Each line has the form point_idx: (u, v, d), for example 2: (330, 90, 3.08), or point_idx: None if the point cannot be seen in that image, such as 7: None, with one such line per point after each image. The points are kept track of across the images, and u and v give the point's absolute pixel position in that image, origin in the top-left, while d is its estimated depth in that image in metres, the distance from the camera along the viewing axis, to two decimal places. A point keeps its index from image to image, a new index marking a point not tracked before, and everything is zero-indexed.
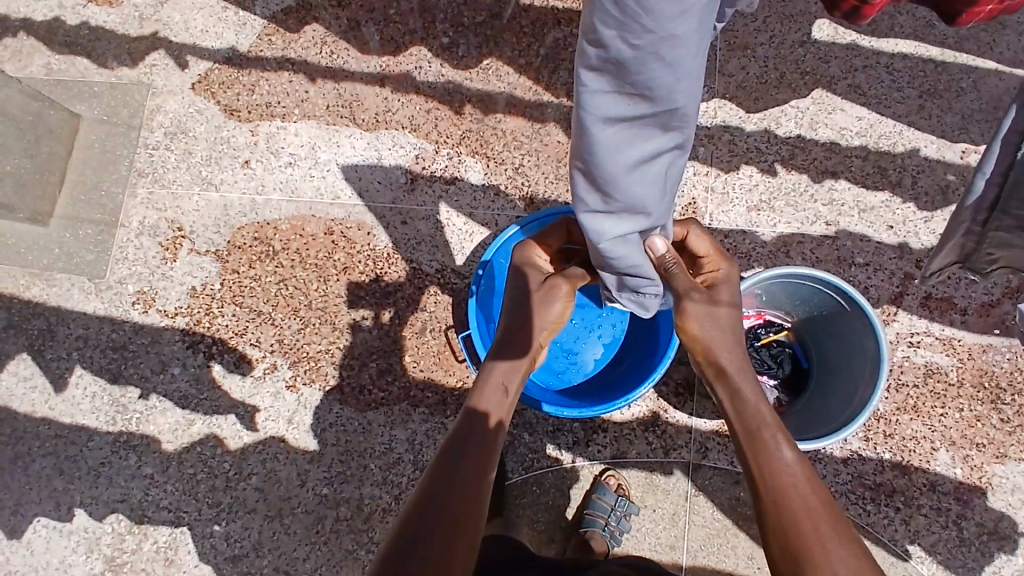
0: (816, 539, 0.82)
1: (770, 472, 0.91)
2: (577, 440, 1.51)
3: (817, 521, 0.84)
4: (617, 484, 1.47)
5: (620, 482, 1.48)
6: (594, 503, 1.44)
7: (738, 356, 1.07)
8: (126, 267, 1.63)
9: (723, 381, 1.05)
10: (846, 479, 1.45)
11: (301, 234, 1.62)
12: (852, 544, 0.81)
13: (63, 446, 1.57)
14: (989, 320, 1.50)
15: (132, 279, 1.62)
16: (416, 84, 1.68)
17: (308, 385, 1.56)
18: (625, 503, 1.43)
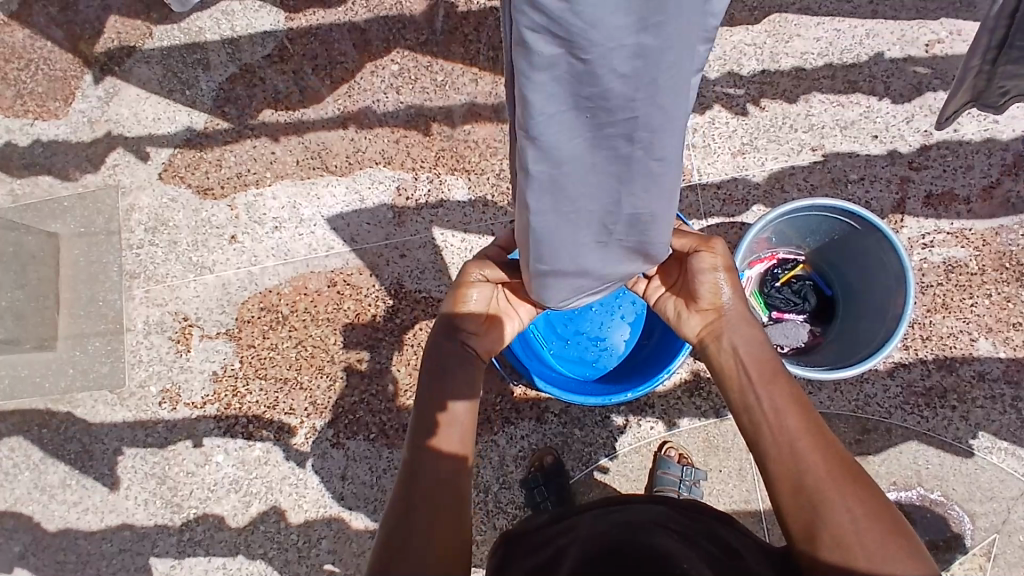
0: (823, 504, 0.83)
1: (781, 440, 0.91)
2: (627, 422, 1.51)
3: (834, 484, 0.84)
4: (678, 455, 1.47)
5: (681, 452, 1.48)
6: (662, 479, 1.43)
7: (736, 316, 1.03)
8: (143, 369, 1.59)
9: (723, 343, 1.03)
10: (897, 392, 1.46)
11: (305, 293, 1.60)
12: (857, 504, 0.82)
13: (131, 559, 1.56)
14: (994, 201, 1.50)
15: (154, 380, 1.59)
16: (378, 118, 1.67)
17: (352, 438, 1.53)
18: (692, 471, 1.44)
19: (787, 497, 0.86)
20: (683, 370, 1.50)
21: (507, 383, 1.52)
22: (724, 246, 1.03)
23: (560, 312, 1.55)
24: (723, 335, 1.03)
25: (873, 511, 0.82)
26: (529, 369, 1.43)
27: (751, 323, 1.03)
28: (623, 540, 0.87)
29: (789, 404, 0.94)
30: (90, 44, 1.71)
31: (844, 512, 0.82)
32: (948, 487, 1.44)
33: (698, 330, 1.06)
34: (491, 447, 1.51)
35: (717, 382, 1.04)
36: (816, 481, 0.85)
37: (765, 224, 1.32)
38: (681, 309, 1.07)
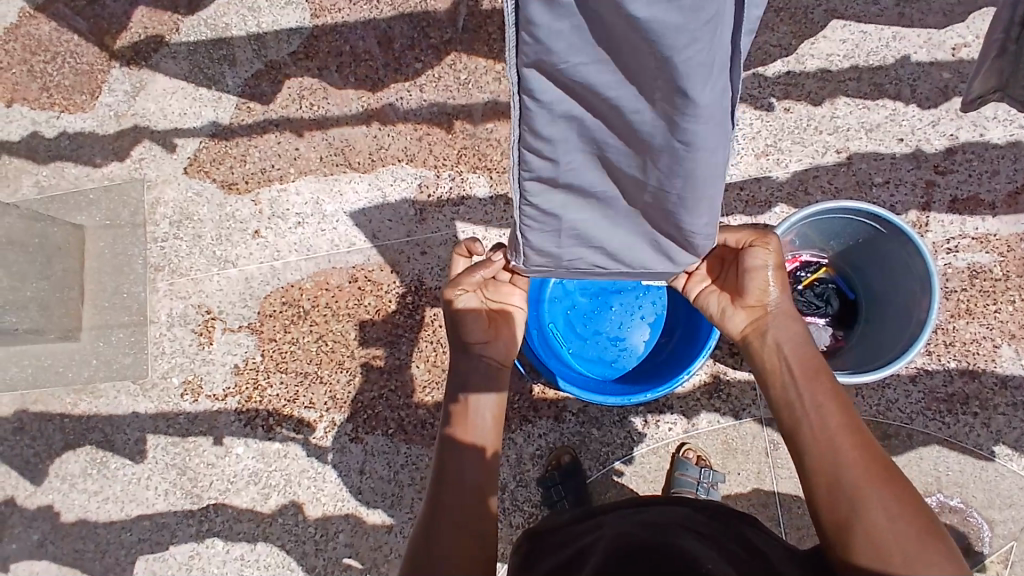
0: (860, 500, 0.86)
1: (819, 436, 0.93)
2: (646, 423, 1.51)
3: (870, 481, 0.87)
4: (697, 457, 1.47)
5: (699, 454, 1.48)
6: (680, 481, 1.43)
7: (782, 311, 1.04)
8: (166, 361, 1.62)
9: (766, 339, 1.04)
10: (919, 398, 1.45)
11: (327, 288, 1.61)
12: (893, 502, 0.85)
13: (150, 548, 1.58)
14: (1021, 207, 1.49)
15: (176, 371, 1.61)
16: (401, 114, 1.68)
17: (371, 433, 1.54)
18: (710, 474, 1.43)
19: (822, 491, 0.89)
20: (703, 372, 1.50)
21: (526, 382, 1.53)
22: (778, 242, 1.04)
23: (579, 312, 1.55)
24: (767, 331, 1.04)
25: (909, 509, 0.85)
26: (547, 368, 1.44)
27: (797, 320, 1.04)
28: (654, 537, 0.88)
29: (828, 402, 0.97)
30: (118, 38, 1.73)
31: (880, 509, 0.85)
32: (968, 494, 1.43)
33: (742, 325, 1.07)
34: (508, 445, 1.52)
35: (757, 379, 1.05)
36: (851, 479, 0.88)
37: (788, 227, 1.32)
38: (726, 304, 1.08)
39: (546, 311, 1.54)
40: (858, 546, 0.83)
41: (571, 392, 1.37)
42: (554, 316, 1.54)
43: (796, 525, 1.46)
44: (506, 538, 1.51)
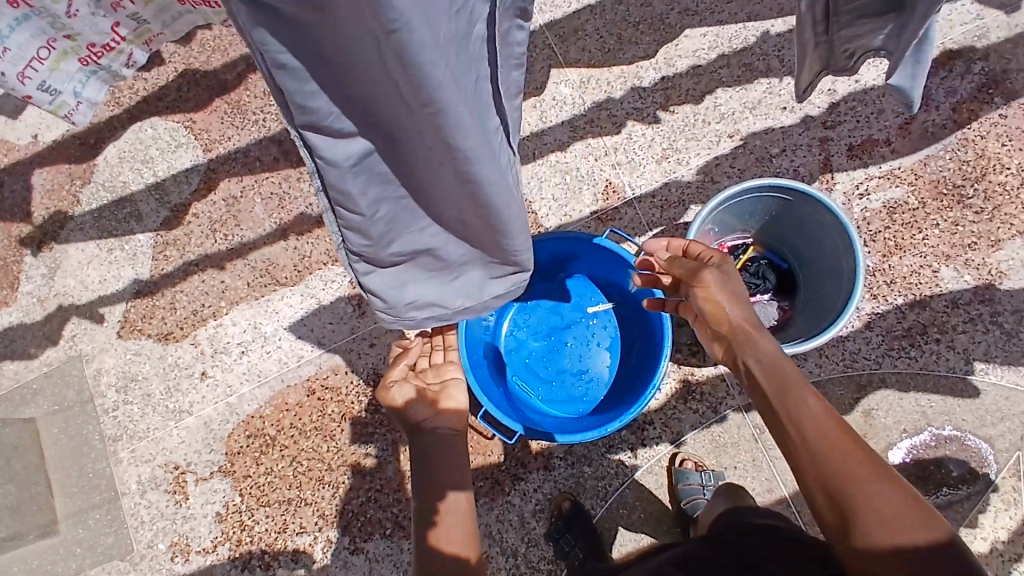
0: (856, 486, 0.77)
1: (802, 428, 0.85)
2: (633, 445, 1.50)
3: (862, 463, 0.79)
4: (695, 463, 1.46)
5: (696, 460, 1.47)
6: (684, 491, 1.42)
7: (744, 321, 1.02)
8: (147, 530, 1.56)
9: (738, 352, 1.00)
10: (879, 342, 1.46)
11: (287, 408, 1.58)
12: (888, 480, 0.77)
13: None
14: (913, 136, 1.52)
15: (160, 537, 1.55)
16: (315, 219, 1.70)
17: (369, 540, 1.51)
18: (712, 475, 1.43)
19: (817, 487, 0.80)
20: (671, 379, 1.50)
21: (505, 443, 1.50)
22: (716, 275, 1.07)
23: (539, 358, 1.56)
24: (739, 346, 1.00)
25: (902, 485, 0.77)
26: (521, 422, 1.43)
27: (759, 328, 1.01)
28: None
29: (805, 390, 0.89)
30: (22, 226, 1.73)
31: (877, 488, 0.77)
32: (957, 419, 1.44)
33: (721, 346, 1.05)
34: (507, 509, 1.49)
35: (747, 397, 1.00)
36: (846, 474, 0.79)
37: (701, 221, 1.35)
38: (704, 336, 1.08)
39: (507, 367, 1.55)
40: (860, 539, 0.74)
41: (547, 440, 1.36)
42: (516, 369, 1.56)
43: None
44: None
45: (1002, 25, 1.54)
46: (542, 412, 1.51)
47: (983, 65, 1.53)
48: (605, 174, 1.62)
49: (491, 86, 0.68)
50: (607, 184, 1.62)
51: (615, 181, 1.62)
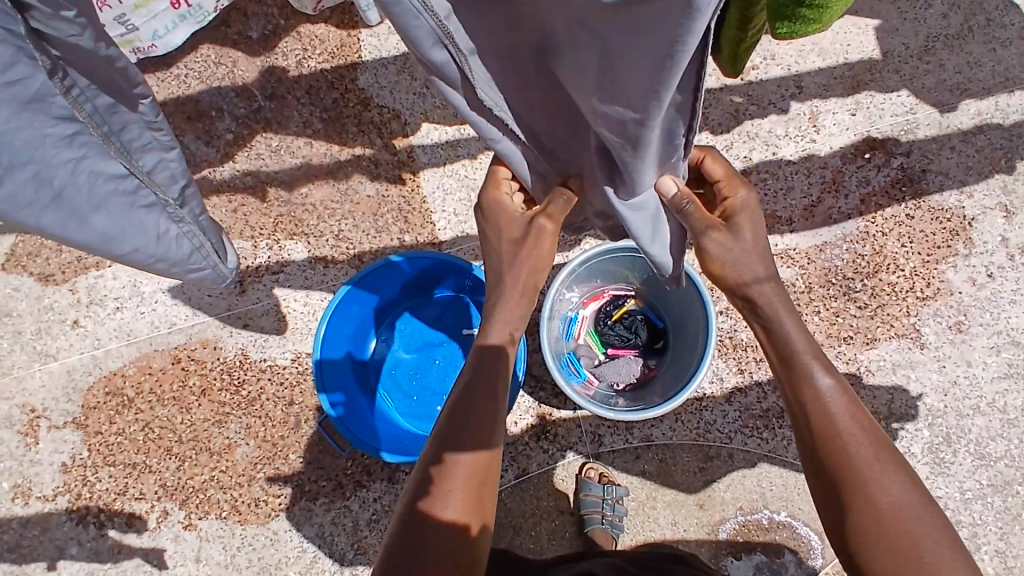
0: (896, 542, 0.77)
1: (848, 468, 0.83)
2: None
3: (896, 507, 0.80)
4: (599, 474, 1.44)
5: (601, 471, 1.45)
6: (585, 502, 1.39)
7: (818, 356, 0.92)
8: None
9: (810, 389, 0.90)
10: (736, 417, 1.47)
11: (150, 373, 1.59)
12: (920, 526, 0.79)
13: None
14: (817, 219, 1.52)
15: (4, 476, 1.55)
16: (216, 186, 1.66)
17: (204, 518, 1.52)
18: (613, 489, 1.40)
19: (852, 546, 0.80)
20: (526, 416, 1.48)
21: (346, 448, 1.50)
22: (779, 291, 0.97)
23: (407, 370, 1.56)
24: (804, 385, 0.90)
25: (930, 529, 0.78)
26: (367, 433, 1.43)
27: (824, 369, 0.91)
28: None
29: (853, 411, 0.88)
30: None
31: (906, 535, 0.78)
32: (793, 506, 1.44)
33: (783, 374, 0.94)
34: (343, 513, 1.51)
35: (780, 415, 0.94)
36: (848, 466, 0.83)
37: (569, 272, 1.37)
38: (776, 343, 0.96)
39: (373, 374, 1.55)
40: None
41: (382, 458, 1.35)
42: (382, 377, 1.55)
43: None
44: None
45: (932, 123, 1.54)
46: (396, 425, 1.51)
47: (904, 160, 1.53)
48: None
49: (66, 150, 0.75)
50: None
51: None
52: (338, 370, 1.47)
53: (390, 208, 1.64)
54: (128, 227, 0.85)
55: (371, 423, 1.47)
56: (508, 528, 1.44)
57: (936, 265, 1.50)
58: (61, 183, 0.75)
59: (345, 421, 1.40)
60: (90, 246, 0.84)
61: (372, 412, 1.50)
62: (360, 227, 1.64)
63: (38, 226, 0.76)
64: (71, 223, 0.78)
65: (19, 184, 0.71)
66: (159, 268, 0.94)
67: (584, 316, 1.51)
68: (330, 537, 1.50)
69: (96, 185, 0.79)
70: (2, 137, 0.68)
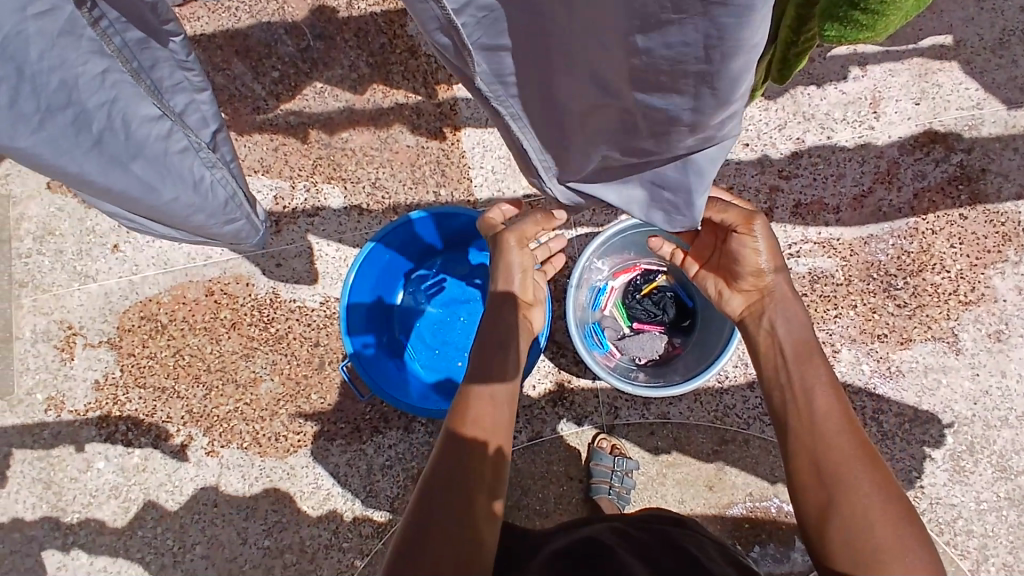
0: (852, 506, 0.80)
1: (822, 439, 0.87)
2: None
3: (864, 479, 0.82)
4: (612, 446, 1.45)
5: (614, 442, 1.45)
6: (594, 471, 1.41)
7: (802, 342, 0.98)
8: (30, 377, 1.63)
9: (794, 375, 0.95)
10: (756, 403, 1.45)
11: (183, 302, 1.63)
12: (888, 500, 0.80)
13: (18, 563, 1.57)
14: (864, 210, 1.47)
15: (40, 388, 1.62)
16: (258, 124, 1.66)
17: (226, 447, 1.57)
18: (624, 462, 1.41)
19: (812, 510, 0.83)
20: (544, 381, 1.48)
21: (367, 395, 1.53)
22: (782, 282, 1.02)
23: (432, 326, 1.57)
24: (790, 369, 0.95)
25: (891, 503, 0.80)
26: (389, 383, 1.45)
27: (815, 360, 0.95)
28: None
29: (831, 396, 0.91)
30: None
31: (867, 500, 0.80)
32: None
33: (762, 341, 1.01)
34: (358, 456, 1.54)
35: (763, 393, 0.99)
36: (839, 457, 0.84)
37: (602, 242, 1.35)
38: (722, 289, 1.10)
39: (399, 326, 1.57)
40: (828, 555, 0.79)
41: (401, 407, 1.37)
42: (407, 330, 1.57)
43: None
44: (357, 548, 1.52)
45: (998, 121, 1.47)
46: (417, 378, 1.53)
47: (964, 157, 1.46)
48: None
49: (97, 96, 0.74)
50: None
51: None
52: (365, 319, 1.49)
53: (428, 159, 1.63)
54: (167, 173, 0.87)
55: (393, 373, 1.49)
56: (516, 488, 1.46)
57: (984, 270, 1.44)
58: (98, 126, 0.75)
59: (368, 368, 1.42)
60: (132, 194, 0.85)
61: (395, 363, 1.52)
62: (398, 177, 1.64)
63: (78, 172, 0.77)
64: (115, 169, 0.80)
65: (61, 129, 0.71)
66: (195, 216, 0.96)
67: (613, 288, 1.49)
68: (344, 478, 1.54)
69: (132, 129, 0.79)
70: (40, 82, 0.67)
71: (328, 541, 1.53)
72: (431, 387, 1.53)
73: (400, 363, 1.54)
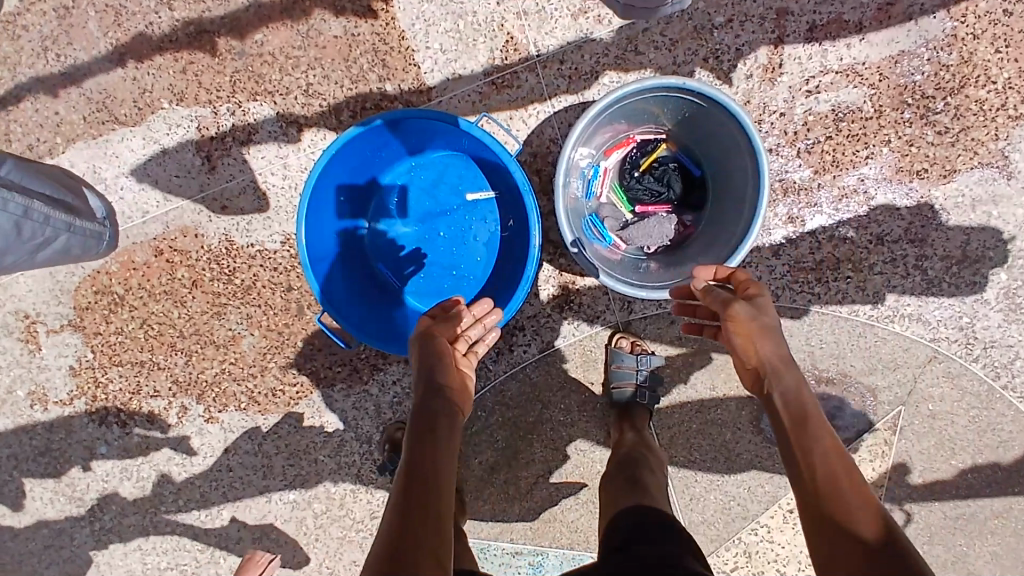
0: None
1: (836, 529, 0.73)
2: (499, 350, 1.36)
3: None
4: (632, 343, 1.32)
5: (634, 338, 1.32)
6: (617, 374, 1.29)
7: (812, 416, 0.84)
8: (2, 375, 1.50)
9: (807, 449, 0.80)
10: (783, 272, 1.30)
11: (134, 268, 1.46)
12: None
13: (55, 555, 1.55)
14: (892, 21, 1.24)
15: (18, 384, 1.51)
16: (159, 43, 1.39)
17: (224, 411, 1.47)
18: (648, 359, 1.28)
19: None
20: (546, 289, 1.34)
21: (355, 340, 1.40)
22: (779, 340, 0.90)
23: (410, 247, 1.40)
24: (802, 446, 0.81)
25: None
26: (372, 324, 1.31)
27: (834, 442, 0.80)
28: None
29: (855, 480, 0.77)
30: None
31: None
32: (845, 365, 1.32)
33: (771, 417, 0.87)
34: (364, 399, 1.44)
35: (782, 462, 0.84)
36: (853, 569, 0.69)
37: (589, 121, 1.10)
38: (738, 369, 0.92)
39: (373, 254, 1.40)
40: None
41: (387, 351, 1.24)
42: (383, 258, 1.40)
43: (668, 425, 1.35)
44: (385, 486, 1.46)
45: None
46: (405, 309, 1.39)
47: None
48: (508, 25, 1.32)
49: None
50: (509, 40, 1.32)
51: (518, 37, 1.32)
52: (332, 257, 1.32)
53: (363, 48, 1.36)
54: None
55: (376, 311, 1.34)
56: (537, 402, 1.37)
57: None
58: None
59: (345, 311, 1.27)
60: None
61: (377, 297, 1.37)
62: (332, 77, 1.38)
63: None
64: None
65: None
66: None
67: (606, 170, 1.27)
68: (354, 422, 1.44)
69: None
70: None
71: (353, 486, 1.46)
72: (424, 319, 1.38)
73: (383, 297, 1.39)
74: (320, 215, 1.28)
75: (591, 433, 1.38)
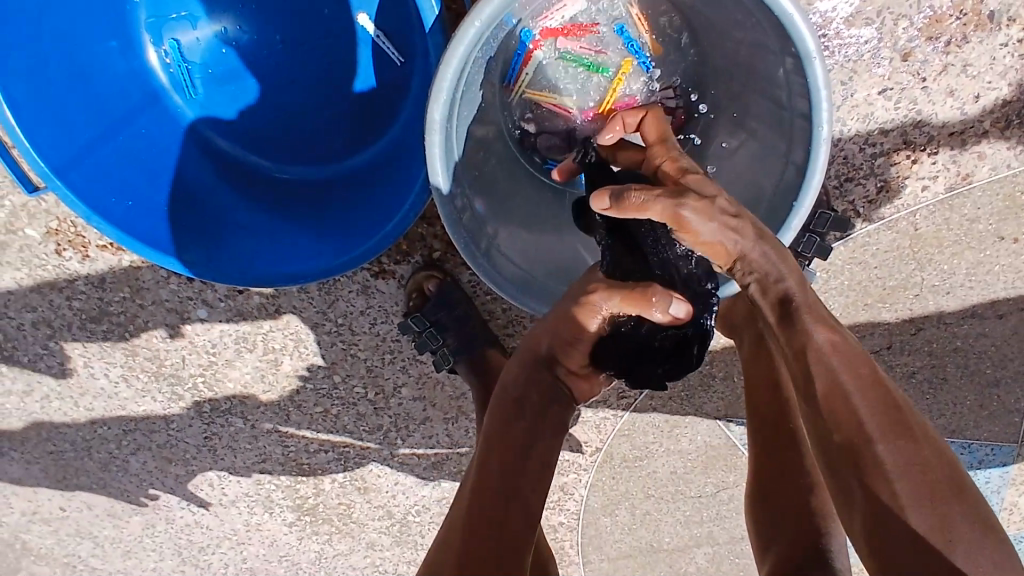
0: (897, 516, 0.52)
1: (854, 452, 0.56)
2: (884, 185, 0.87)
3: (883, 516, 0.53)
4: None
5: None
6: None
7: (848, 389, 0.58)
8: (12, 195, 0.89)
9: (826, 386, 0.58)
10: None
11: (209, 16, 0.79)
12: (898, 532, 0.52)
13: (146, 438, 1.09)
14: None
15: (43, 207, 0.90)
16: None
17: (403, 263, 0.92)
18: None
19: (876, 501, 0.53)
20: (738, 144, 0.76)
21: (374, 207, 0.77)
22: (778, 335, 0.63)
23: (149, 92, 0.82)
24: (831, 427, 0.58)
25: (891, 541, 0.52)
26: (226, 225, 0.81)
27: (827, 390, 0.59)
28: None
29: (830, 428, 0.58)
30: None
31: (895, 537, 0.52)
32: None
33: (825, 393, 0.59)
34: None
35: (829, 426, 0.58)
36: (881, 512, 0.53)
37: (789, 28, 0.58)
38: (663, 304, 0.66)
39: (147, 92, 0.82)
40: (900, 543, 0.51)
41: (225, 278, 0.74)
42: (195, 96, 0.83)
43: None
44: None
45: None
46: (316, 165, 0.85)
47: None
48: None
49: None
50: None
51: None
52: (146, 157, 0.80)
53: None
54: None
55: (210, 189, 0.83)
56: (913, 261, 0.92)
57: None
58: None
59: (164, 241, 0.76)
60: None
61: (333, 189, 0.84)
62: None
63: None
64: None
65: None
66: None
67: (593, 27, 0.78)
68: None
69: None
70: None
71: None
72: (298, 206, 0.83)
73: (246, 166, 0.85)
74: (66, 65, 0.74)
75: (982, 302, 0.95)
